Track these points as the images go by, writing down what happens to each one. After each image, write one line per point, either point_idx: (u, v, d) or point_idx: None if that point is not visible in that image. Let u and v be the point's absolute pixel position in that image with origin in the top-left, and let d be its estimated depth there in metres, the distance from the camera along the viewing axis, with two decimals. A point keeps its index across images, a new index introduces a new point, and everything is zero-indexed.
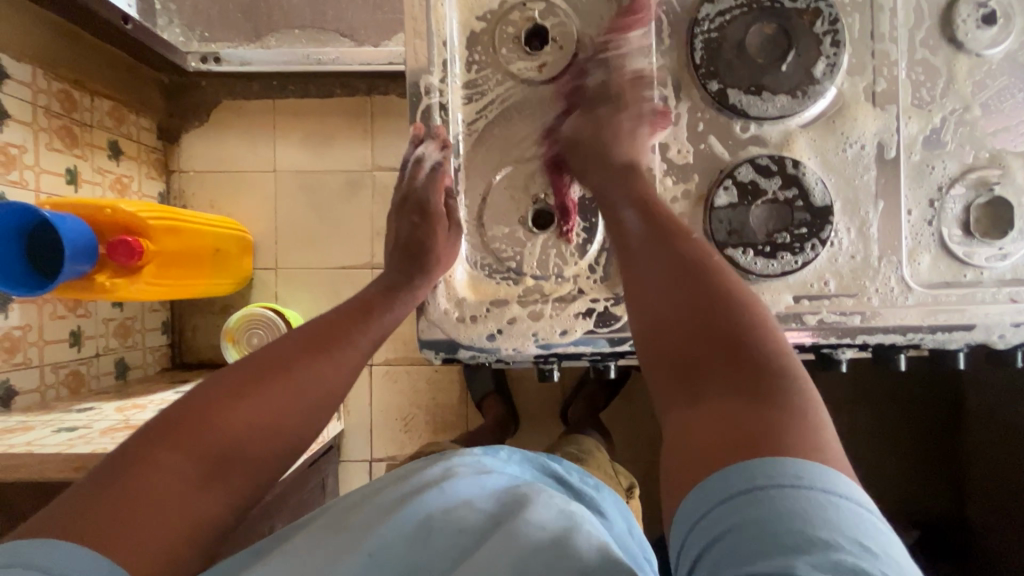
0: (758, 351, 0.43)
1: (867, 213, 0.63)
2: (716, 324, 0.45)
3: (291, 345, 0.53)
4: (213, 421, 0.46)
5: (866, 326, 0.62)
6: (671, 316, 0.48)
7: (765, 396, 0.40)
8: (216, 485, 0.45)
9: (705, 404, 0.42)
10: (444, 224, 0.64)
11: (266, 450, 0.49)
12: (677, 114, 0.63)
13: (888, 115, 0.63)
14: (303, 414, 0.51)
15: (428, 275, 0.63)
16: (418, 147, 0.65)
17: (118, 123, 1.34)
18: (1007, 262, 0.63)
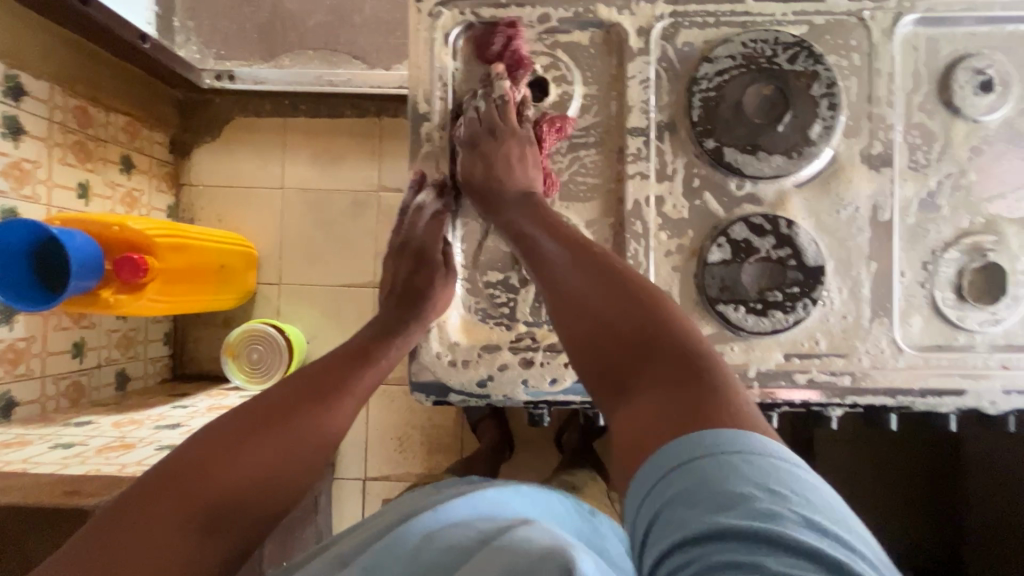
0: (676, 338, 0.43)
1: (859, 274, 0.63)
2: (637, 318, 0.45)
3: (289, 391, 0.53)
4: (215, 468, 0.46)
5: (856, 387, 0.62)
6: (597, 321, 0.47)
7: (691, 379, 0.39)
8: (218, 531, 0.45)
9: (641, 399, 0.41)
10: (441, 271, 0.65)
11: (271, 498, 0.48)
12: (673, 168, 0.64)
13: (883, 178, 0.63)
14: (302, 460, 0.51)
15: (422, 319, 0.63)
16: (418, 195, 0.66)
17: (131, 138, 1.37)
18: (999, 327, 0.63)
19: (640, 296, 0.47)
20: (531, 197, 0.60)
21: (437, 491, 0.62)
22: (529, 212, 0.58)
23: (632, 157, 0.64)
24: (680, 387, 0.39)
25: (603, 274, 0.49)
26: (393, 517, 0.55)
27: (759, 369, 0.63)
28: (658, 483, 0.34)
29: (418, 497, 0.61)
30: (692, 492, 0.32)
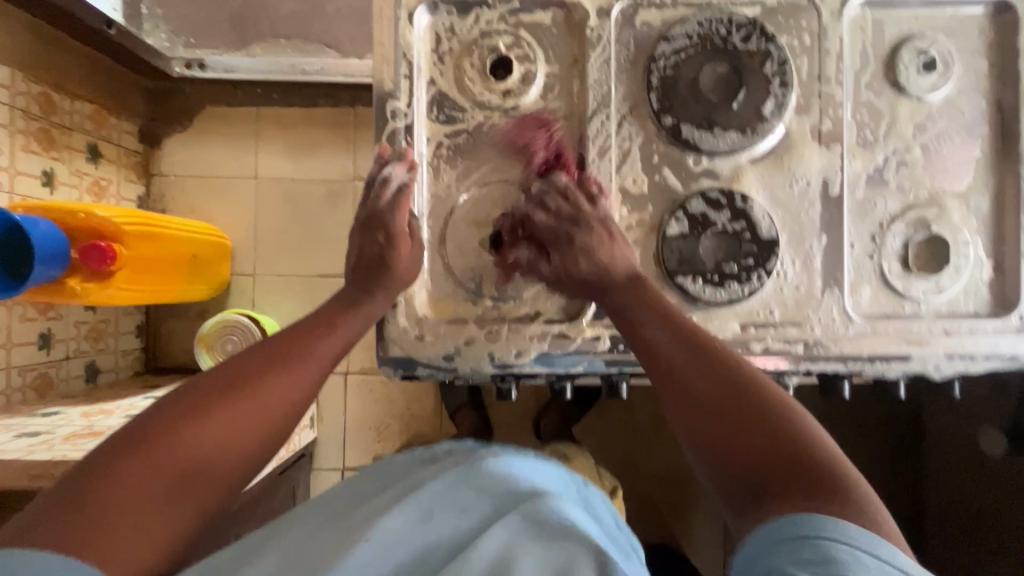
0: (811, 442, 0.44)
1: (811, 247, 0.65)
2: (767, 419, 0.46)
3: (256, 357, 0.53)
4: (181, 432, 0.46)
5: (809, 354, 0.65)
6: (713, 413, 0.48)
7: (827, 485, 0.41)
8: (182, 496, 0.45)
9: (772, 501, 0.42)
10: (407, 242, 0.64)
11: (235, 463, 0.49)
12: (632, 145, 0.66)
13: (832, 154, 0.66)
14: (270, 427, 0.51)
15: (388, 292, 0.63)
16: (384, 167, 0.65)
17: (98, 126, 1.34)
18: (943, 296, 0.66)
19: (763, 395, 0.48)
20: (639, 282, 0.60)
21: (435, 456, 0.64)
22: (632, 296, 0.59)
23: (594, 135, 0.66)
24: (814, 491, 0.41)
25: (725, 370, 0.50)
26: (397, 487, 0.57)
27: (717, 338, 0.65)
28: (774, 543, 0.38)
29: (413, 463, 0.64)
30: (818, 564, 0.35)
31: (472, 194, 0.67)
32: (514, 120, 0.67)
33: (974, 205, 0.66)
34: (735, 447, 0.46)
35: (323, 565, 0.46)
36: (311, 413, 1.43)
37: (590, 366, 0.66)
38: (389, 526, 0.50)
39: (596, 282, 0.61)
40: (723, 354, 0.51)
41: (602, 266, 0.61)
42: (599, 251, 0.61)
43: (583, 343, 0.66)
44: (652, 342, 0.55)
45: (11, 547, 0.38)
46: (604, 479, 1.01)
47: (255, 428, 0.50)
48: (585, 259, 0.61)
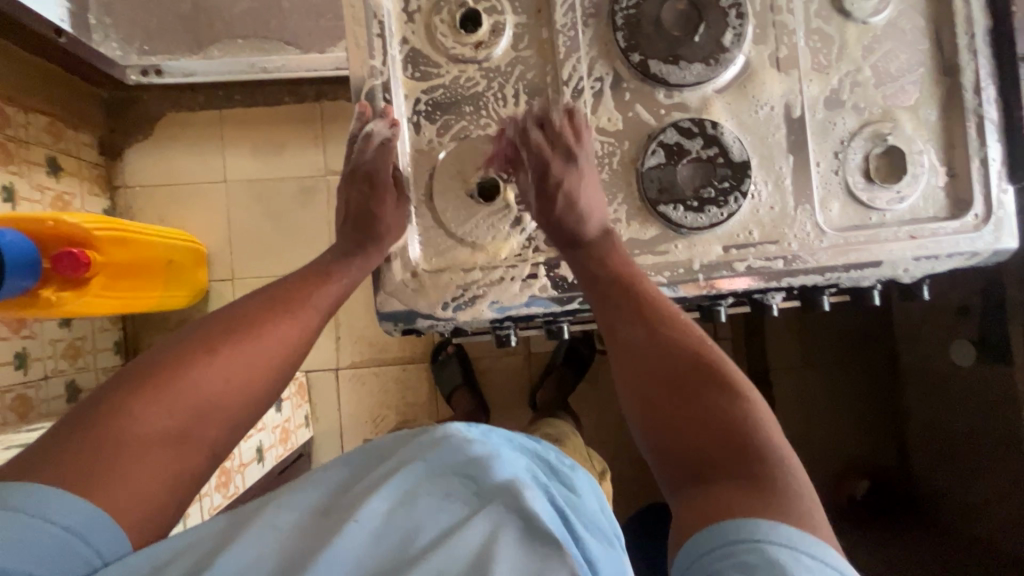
0: (758, 436, 0.47)
1: (781, 167, 0.69)
2: (712, 412, 0.49)
3: (254, 307, 0.58)
4: (180, 383, 0.51)
5: (789, 269, 0.69)
6: (663, 391, 0.52)
7: (759, 478, 0.44)
8: (177, 445, 0.50)
9: (710, 485, 0.45)
10: (392, 195, 0.67)
11: (228, 417, 0.54)
12: (604, 85, 0.68)
13: (791, 79, 0.70)
14: (267, 375, 0.56)
15: (378, 244, 0.66)
16: (366, 124, 0.68)
17: (56, 139, 1.30)
18: (905, 204, 0.70)
19: (714, 372, 0.51)
20: (609, 240, 0.64)
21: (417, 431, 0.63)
22: (602, 271, 0.62)
23: (568, 79, 0.68)
24: (752, 483, 0.44)
25: (681, 358, 0.53)
26: (381, 465, 0.56)
27: (702, 262, 0.68)
28: (713, 552, 0.39)
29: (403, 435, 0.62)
30: (764, 569, 0.36)
31: (454, 147, 0.69)
32: (488, 71, 0.69)
33: (924, 116, 0.71)
34: (680, 432, 0.49)
35: (308, 554, 0.45)
36: (306, 411, 1.42)
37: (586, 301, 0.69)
38: (374, 508, 0.50)
39: (575, 233, 0.64)
40: (688, 345, 0.54)
41: (581, 216, 0.64)
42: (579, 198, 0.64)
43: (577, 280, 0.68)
44: (621, 333, 0.58)
45: (33, 483, 0.44)
46: (594, 463, 1.04)
47: (254, 375, 0.55)
48: (565, 198, 0.64)
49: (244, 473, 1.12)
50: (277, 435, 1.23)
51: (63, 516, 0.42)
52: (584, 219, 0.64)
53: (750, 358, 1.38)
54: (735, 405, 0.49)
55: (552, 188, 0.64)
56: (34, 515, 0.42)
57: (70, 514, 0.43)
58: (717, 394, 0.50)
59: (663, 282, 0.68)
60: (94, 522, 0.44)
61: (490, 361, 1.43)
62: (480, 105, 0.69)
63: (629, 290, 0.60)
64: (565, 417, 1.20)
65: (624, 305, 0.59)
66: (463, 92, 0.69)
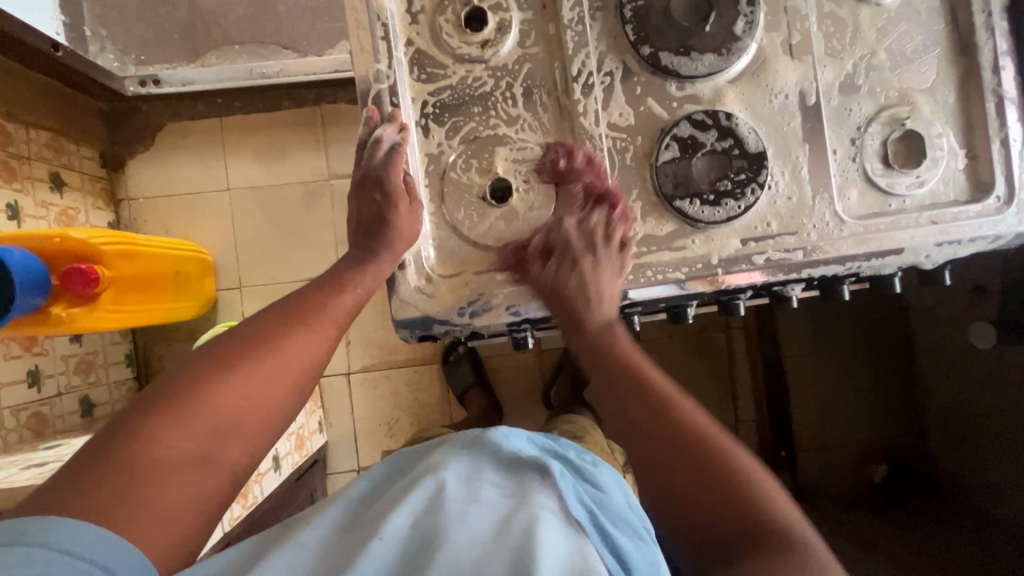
0: (763, 505, 0.49)
1: (797, 157, 0.68)
2: (723, 487, 0.51)
3: (269, 321, 0.58)
4: (198, 402, 0.51)
5: (809, 260, 0.68)
6: (672, 466, 0.53)
7: (776, 544, 0.46)
8: (199, 466, 0.49)
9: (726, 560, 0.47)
10: (404, 199, 0.66)
11: (250, 432, 0.53)
12: (614, 80, 0.67)
13: (805, 65, 0.68)
14: (287, 387, 0.56)
15: (391, 248, 0.65)
16: (375, 129, 0.66)
17: (57, 154, 1.30)
18: (924, 189, 0.69)
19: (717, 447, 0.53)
20: (612, 329, 0.65)
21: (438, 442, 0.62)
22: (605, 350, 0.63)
23: (578, 74, 0.67)
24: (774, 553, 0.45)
25: (684, 435, 0.54)
26: (403, 480, 0.56)
27: (720, 256, 0.67)
28: None
29: (424, 449, 0.61)
30: None
31: (464, 149, 0.68)
32: (495, 69, 0.67)
33: (942, 99, 0.70)
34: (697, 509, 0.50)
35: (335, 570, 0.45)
36: (319, 417, 1.42)
37: None
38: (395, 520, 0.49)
39: (585, 326, 0.65)
40: (690, 419, 0.56)
41: (590, 303, 0.65)
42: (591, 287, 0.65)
43: None
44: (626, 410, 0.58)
45: (56, 514, 0.43)
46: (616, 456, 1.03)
47: (272, 388, 0.54)
48: (575, 285, 0.65)
49: (263, 482, 1.12)
50: (292, 443, 1.24)
51: (86, 545, 0.41)
52: (594, 308, 0.65)
53: (762, 347, 1.39)
54: (746, 479, 0.51)
55: (570, 276, 0.65)
56: (62, 551, 0.40)
57: (94, 545, 0.41)
58: (724, 469, 0.52)
59: (680, 279, 0.67)
60: (119, 549, 0.42)
61: (502, 360, 1.42)
62: (488, 105, 0.68)
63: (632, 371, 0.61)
64: (581, 415, 1.20)
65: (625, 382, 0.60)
66: (471, 93, 0.68)
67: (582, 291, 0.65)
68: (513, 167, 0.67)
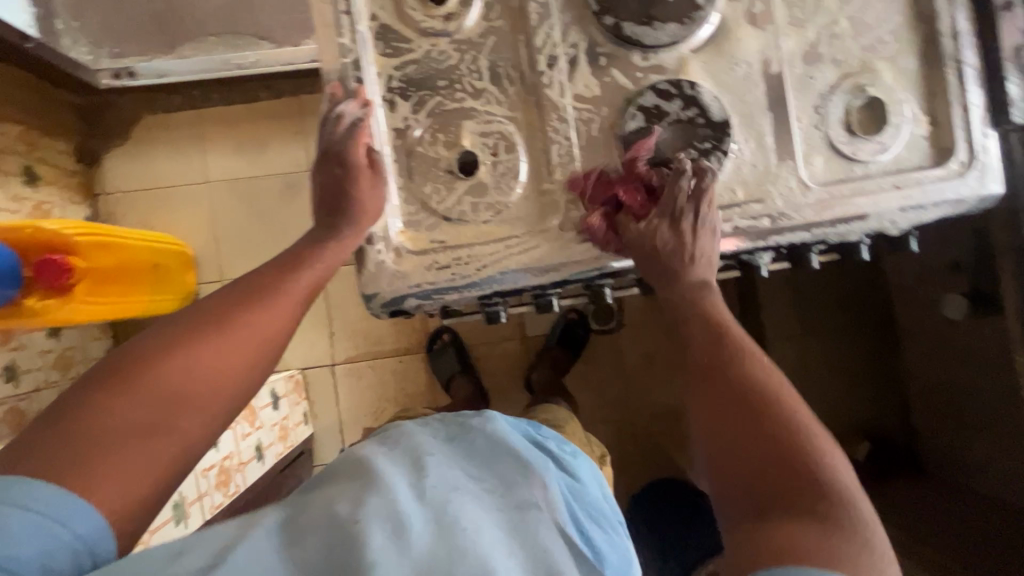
0: (825, 474, 0.50)
1: (762, 125, 0.69)
2: (783, 454, 0.51)
3: (229, 296, 0.58)
4: (152, 372, 0.50)
5: (775, 227, 0.68)
6: (735, 419, 0.54)
7: (824, 514, 0.47)
8: (152, 434, 0.49)
9: (769, 519, 0.48)
10: (366, 174, 0.64)
11: (207, 404, 0.53)
12: (578, 51, 0.67)
13: (767, 34, 0.69)
14: (244, 360, 0.55)
15: (355, 224, 0.64)
16: (337, 105, 0.66)
17: (30, 148, 1.28)
18: (887, 155, 0.70)
19: (783, 415, 0.53)
20: (705, 290, 0.64)
21: (424, 430, 0.60)
22: (695, 314, 0.62)
23: (543, 46, 0.67)
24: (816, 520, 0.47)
25: (757, 402, 0.54)
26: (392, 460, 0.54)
27: None
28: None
29: (415, 433, 0.59)
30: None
31: (431, 123, 0.68)
32: (460, 43, 0.67)
33: (903, 66, 0.70)
34: (755, 465, 0.51)
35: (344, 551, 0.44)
36: (304, 408, 1.42)
37: (572, 271, 0.68)
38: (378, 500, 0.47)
39: (680, 284, 0.64)
40: (758, 383, 0.56)
41: (688, 261, 0.63)
42: (689, 245, 0.63)
43: (563, 252, 0.67)
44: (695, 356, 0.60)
45: (6, 475, 0.44)
46: (594, 449, 1.02)
47: (228, 361, 0.54)
48: (678, 240, 0.63)
49: (244, 471, 1.13)
50: (276, 433, 1.24)
51: (36, 500, 0.43)
52: (687, 269, 0.63)
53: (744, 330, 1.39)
54: (812, 449, 0.51)
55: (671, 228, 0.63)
56: (9, 503, 0.42)
57: (46, 498, 0.43)
58: (790, 434, 0.52)
59: None
60: (68, 505, 0.43)
61: (486, 347, 1.43)
62: (454, 78, 0.68)
63: (718, 329, 0.60)
64: (561, 402, 1.19)
65: (706, 340, 0.60)
66: (437, 66, 0.67)
67: (683, 247, 0.63)
68: (479, 140, 0.67)
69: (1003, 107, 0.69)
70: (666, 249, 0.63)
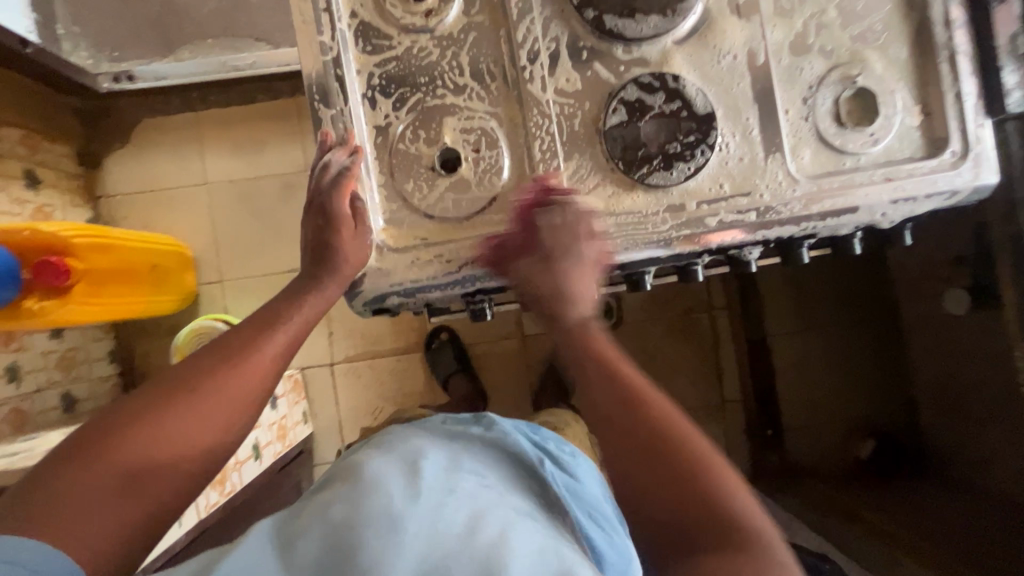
0: (730, 506, 0.48)
1: (748, 118, 0.67)
2: (692, 489, 0.49)
3: (218, 350, 0.57)
4: (137, 431, 0.50)
5: (762, 221, 0.67)
6: (639, 461, 0.51)
7: (736, 546, 0.46)
8: (140, 493, 0.49)
9: (691, 558, 0.46)
10: (349, 224, 0.65)
11: (190, 465, 0.52)
12: (560, 46, 0.66)
13: (752, 25, 0.67)
14: (228, 421, 0.55)
15: (336, 274, 0.64)
16: (326, 154, 0.66)
17: (31, 152, 1.30)
18: (878, 147, 0.68)
19: (682, 447, 0.51)
20: (587, 330, 0.61)
21: (417, 436, 0.62)
22: (583, 355, 0.58)
23: (523, 41, 0.66)
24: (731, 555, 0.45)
25: (661, 432, 0.52)
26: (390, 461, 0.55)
27: (674, 219, 0.66)
28: None
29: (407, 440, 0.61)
30: None
31: (413, 119, 0.67)
32: (441, 39, 0.67)
33: (894, 55, 0.69)
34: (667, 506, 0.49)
35: (346, 543, 0.45)
36: (304, 408, 1.42)
37: None
38: (366, 504, 0.48)
39: (562, 327, 0.62)
40: (658, 416, 0.53)
41: (563, 305, 0.62)
42: (564, 289, 0.62)
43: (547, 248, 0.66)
44: (595, 402, 0.55)
45: None
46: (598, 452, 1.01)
47: (212, 421, 0.54)
48: (550, 285, 0.63)
49: (242, 470, 1.12)
50: (274, 433, 1.24)
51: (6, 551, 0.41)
52: (565, 311, 0.62)
53: (747, 328, 1.43)
54: (716, 480, 0.49)
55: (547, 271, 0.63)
56: None
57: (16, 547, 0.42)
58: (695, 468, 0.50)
59: (634, 242, 0.66)
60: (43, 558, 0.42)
61: (486, 346, 1.42)
62: (435, 74, 0.67)
63: (602, 369, 0.56)
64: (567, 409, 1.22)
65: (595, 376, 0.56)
66: (419, 63, 0.67)
67: (557, 291, 0.62)
68: (461, 136, 0.67)
69: (998, 95, 0.67)
70: (541, 291, 0.63)
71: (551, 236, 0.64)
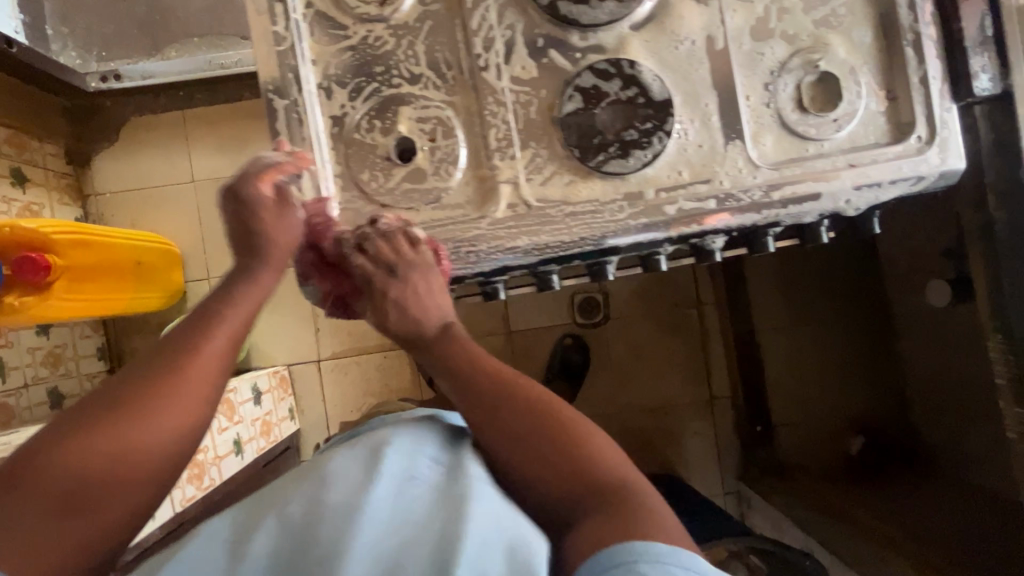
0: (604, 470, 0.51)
1: (707, 104, 0.66)
2: (568, 460, 0.51)
3: (158, 353, 0.54)
4: (75, 448, 0.48)
5: (722, 208, 0.66)
6: (512, 442, 0.53)
7: (611, 503, 0.48)
8: (89, 510, 0.48)
9: (574, 526, 0.47)
10: (272, 210, 0.64)
11: (140, 475, 0.50)
12: (515, 33, 0.66)
13: (711, 10, 0.66)
14: (175, 426, 0.52)
15: (266, 262, 0.63)
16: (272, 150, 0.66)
17: (18, 150, 1.32)
18: (842, 132, 0.67)
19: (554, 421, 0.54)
20: (447, 337, 0.64)
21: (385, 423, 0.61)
22: (443, 364, 0.62)
23: (478, 29, 0.66)
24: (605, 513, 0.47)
25: (533, 411, 0.55)
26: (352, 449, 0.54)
27: (632, 208, 0.66)
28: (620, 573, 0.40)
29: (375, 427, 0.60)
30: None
31: (369, 109, 0.67)
32: (396, 28, 0.67)
33: (858, 39, 0.67)
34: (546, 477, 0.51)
35: (301, 536, 0.44)
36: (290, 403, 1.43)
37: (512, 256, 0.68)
38: (321, 498, 0.47)
39: (418, 345, 0.65)
40: (526, 397, 0.56)
41: (415, 325, 0.65)
42: (409, 314, 0.66)
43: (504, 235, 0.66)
44: (465, 394, 0.58)
45: None
46: None
47: (157, 428, 0.51)
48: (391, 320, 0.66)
49: (221, 465, 1.12)
50: (256, 429, 1.25)
51: None
52: (420, 328, 0.65)
53: (734, 322, 1.41)
54: (585, 448, 0.52)
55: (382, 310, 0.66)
56: None
57: None
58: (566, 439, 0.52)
59: (589, 231, 0.67)
60: None
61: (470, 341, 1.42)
62: (390, 63, 0.67)
63: (460, 370, 0.60)
64: None
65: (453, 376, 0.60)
66: (374, 52, 0.67)
67: (405, 318, 0.66)
68: (416, 125, 0.67)
69: (964, 79, 0.66)
70: (390, 321, 0.66)
71: (370, 271, 0.66)
